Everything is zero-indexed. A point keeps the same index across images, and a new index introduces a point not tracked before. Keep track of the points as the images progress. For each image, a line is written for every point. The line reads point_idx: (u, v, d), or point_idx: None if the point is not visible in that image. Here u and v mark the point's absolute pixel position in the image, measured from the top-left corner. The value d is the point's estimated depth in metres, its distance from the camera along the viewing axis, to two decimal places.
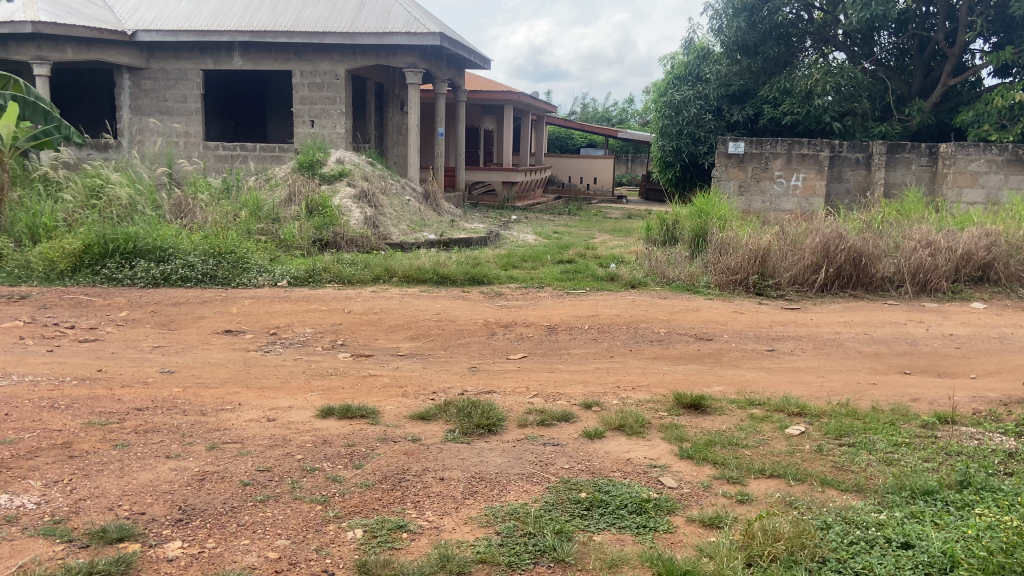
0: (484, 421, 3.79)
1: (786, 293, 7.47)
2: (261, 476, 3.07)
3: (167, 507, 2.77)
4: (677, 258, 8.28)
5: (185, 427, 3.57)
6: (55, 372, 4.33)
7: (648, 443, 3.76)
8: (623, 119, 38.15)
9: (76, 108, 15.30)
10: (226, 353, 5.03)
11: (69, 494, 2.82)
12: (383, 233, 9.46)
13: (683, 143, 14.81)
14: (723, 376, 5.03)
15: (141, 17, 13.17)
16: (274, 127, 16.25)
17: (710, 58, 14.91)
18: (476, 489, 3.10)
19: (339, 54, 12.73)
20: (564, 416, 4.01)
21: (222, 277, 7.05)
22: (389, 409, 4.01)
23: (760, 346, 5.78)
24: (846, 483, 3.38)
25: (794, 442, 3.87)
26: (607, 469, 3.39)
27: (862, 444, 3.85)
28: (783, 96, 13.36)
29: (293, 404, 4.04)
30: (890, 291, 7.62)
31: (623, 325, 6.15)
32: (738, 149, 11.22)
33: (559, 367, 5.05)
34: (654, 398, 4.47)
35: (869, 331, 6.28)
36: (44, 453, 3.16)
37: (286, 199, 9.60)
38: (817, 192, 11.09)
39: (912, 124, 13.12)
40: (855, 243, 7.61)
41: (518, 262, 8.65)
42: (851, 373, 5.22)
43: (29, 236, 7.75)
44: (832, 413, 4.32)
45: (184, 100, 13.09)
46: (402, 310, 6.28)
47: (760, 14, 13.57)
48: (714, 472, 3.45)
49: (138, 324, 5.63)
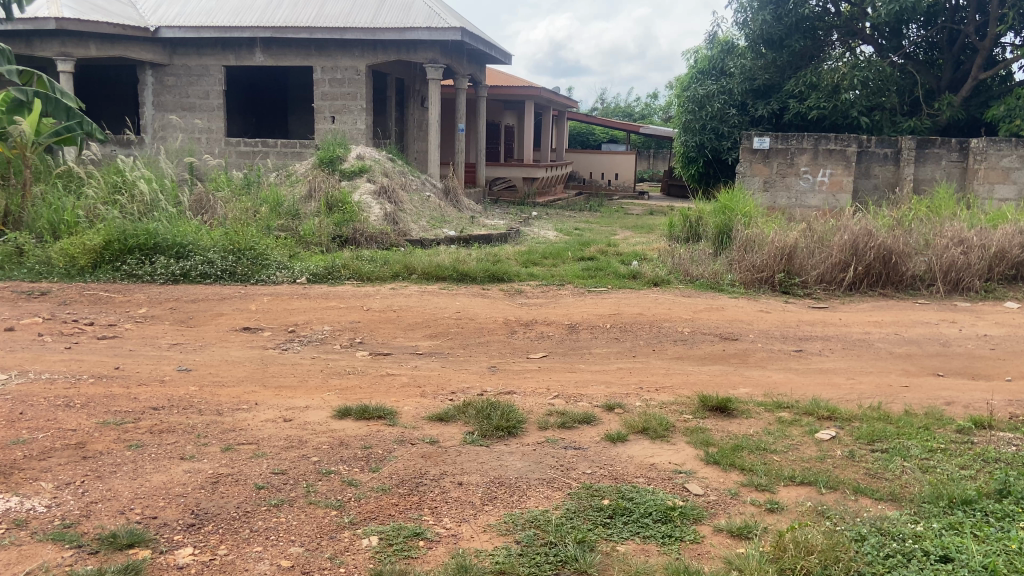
0: (503, 423, 3.69)
1: (813, 291, 7.31)
2: (276, 479, 3.00)
3: (180, 511, 2.71)
4: (701, 255, 8.12)
5: (201, 427, 3.51)
6: (72, 370, 4.30)
7: (672, 447, 3.65)
8: (646, 115, 37.88)
9: (100, 103, 15.40)
10: (244, 350, 4.98)
11: (81, 497, 2.77)
12: (403, 230, 9.39)
13: (706, 139, 14.79)
14: (749, 378, 4.89)
15: (164, 13, 13.21)
16: (296, 122, 16.28)
17: (734, 52, 14.82)
18: (496, 494, 3.01)
19: (360, 49, 12.68)
20: (585, 418, 3.91)
21: (241, 274, 7.03)
22: (407, 410, 3.93)
23: (787, 346, 5.64)
24: (880, 491, 3.26)
25: (825, 448, 3.74)
26: (630, 474, 3.29)
27: (896, 450, 3.70)
28: (809, 90, 13.09)
29: (310, 404, 3.98)
30: (921, 290, 7.43)
31: (646, 324, 6.02)
32: (763, 145, 11.00)
33: (580, 367, 4.95)
34: (678, 400, 4.35)
35: (900, 331, 6.10)
36: (58, 454, 3.12)
37: (306, 194, 9.59)
38: (844, 188, 10.86)
39: (942, 119, 12.87)
40: (884, 241, 7.41)
41: (539, 258, 8.56)
42: (882, 375, 5.06)
43: (50, 231, 7.76)
44: (864, 417, 4.18)
45: (206, 97, 13.11)
46: (421, 308, 6.21)
47: (785, 7, 13.30)
48: (742, 478, 3.33)
49: (157, 321, 5.61)
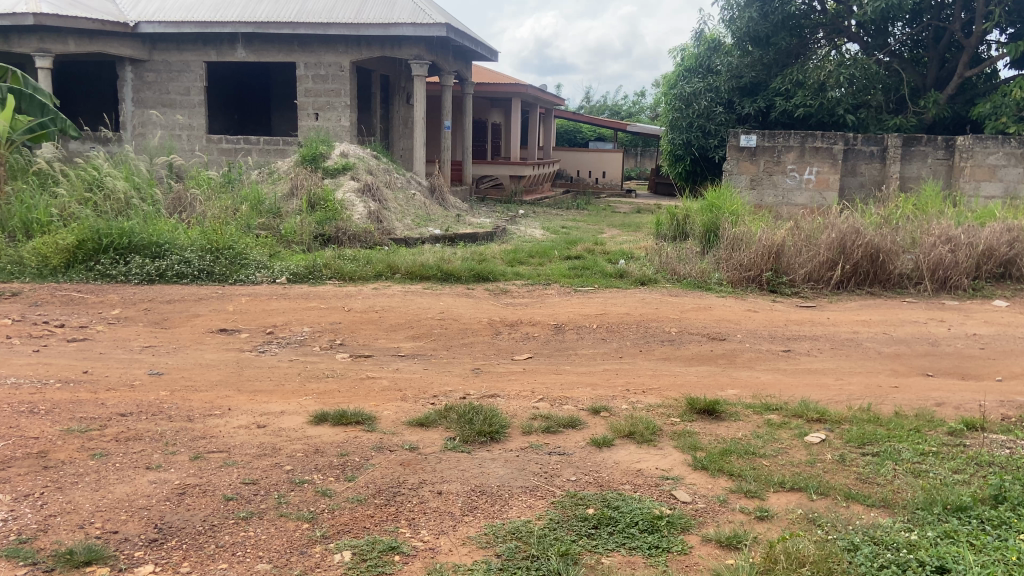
0: (486, 428, 3.58)
1: (800, 290, 7.24)
2: (246, 490, 2.87)
3: (142, 525, 2.58)
4: (688, 254, 8.01)
5: (169, 434, 3.38)
6: (38, 374, 4.14)
7: (659, 452, 3.54)
8: (633, 114, 37.79)
9: (79, 99, 15.13)
10: (219, 353, 4.83)
11: (38, 510, 2.63)
12: (387, 229, 9.25)
13: (693, 137, 14.53)
14: (738, 379, 4.80)
15: (143, 8, 12.98)
16: (279, 119, 16.09)
17: (721, 49, 14.68)
18: (477, 504, 2.89)
19: (344, 45, 12.52)
20: (571, 422, 3.80)
21: (219, 274, 6.87)
22: (387, 415, 3.80)
23: (776, 346, 5.55)
24: (872, 497, 3.16)
25: (815, 451, 3.65)
26: (616, 481, 3.18)
27: (887, 453, 3.62)
28: (796, 88, 13.05)
29: (286, 409, 3.84)
30: (908, 288, 7.38)
31: (633, 324, 5.92)
32: (750, 143, 10.92)
33: (566, 369, 4.84)
34: (666, 402, 4.24)
35: (889, 330, 6.03)
36: (16, 464, 2.97)
37: (288, 192, 9.45)
38: (831, 186, 10.81)
39: (928, 116, 12.86)
40: (872, 239, 7.34)
41: (525, 257, 8.45)
42: (871, 375, 4.98)
43: (23, 230, 7.57)
44: (854, 419, 4.09)
45: (187, 93, 12.90)
46: (404, 308, 6.08)
47: (772, 5, 13.34)
48: (730, 484, 3.23)
49: (131, 323, 5.45)
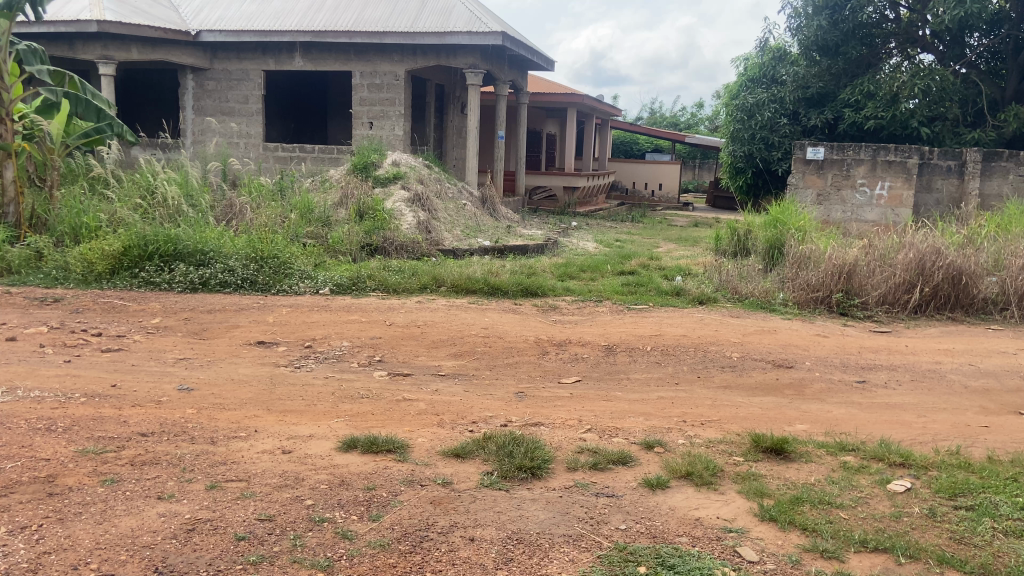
0: (526, 463, 3.25)
1: (873, 313, 6.72)
2: (261, 529, 2.61)
3: (142, 567, 2.34)
4: (750, 271, 7.59)
5: (188, 460, 3.15)
6: (65, 388, 3.98)
7: (721, 498, 3.16)
8: (692, 124, 37.07)
9: (143, 106, 15.45)
10: (254, 368, 4.62)
11: (33, 546, 2.41)
12: (435, 239, 9.01)
13: (756, 149, 13.92)
14: (808, 413, 4.35)
15: (205, 18, 13.13)
16: (334, 128, 16.11)
17: (787, 59, 14.02)
18: (513, 556, 2.57)
19: (399, 54, 12.41)
20: (621, 458, 3.45)
21: (262, 283, 6.71)
22: (421, 443, 3.51)
23: (848, 376, 5.08)
24: (970, 562, 2.73)
25: (900, 503, 3.22)
26: (671, 533, 2.81)
27: (983, 508, 3.15)
28: (865, 99, 12.43)
29: (314, 433, 3.59)
30: (993, 315, 6.79)
31: (690, 347, 5.52)
32: (817, 155, 10.42)
33: (617, 396, 4.47)
34: (727, 438, 3.84)
35: (975, 361, 5.49)
36: (21, 490, 2.77)
37: (338, 201, 9.36)
38: (904, 203, 10.20)
39: (1008, 131, 12.02)
40: (954, 260, 6.78)
41: (576, 271, 8.13)
42: (958, 413, 4.46)
43: (72, 235, 7.57)
44: (941, 464, 3.62)
45: (245, 101, 12.99)
46: (447, 324, 5.79)
47: (842, 13, 12.68)
48: (804, 541, 2.83)
49: (169, 333, 5.29)
